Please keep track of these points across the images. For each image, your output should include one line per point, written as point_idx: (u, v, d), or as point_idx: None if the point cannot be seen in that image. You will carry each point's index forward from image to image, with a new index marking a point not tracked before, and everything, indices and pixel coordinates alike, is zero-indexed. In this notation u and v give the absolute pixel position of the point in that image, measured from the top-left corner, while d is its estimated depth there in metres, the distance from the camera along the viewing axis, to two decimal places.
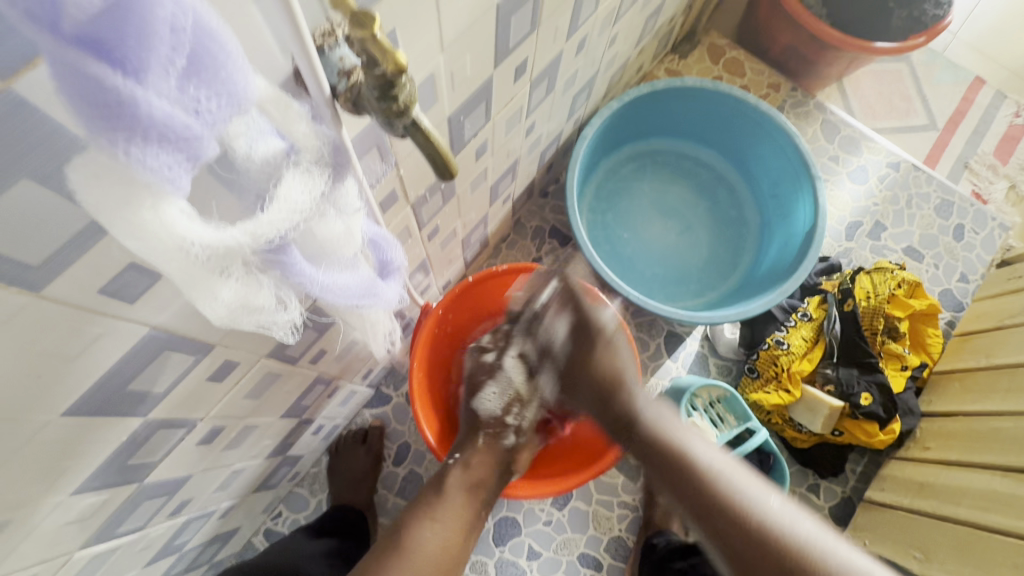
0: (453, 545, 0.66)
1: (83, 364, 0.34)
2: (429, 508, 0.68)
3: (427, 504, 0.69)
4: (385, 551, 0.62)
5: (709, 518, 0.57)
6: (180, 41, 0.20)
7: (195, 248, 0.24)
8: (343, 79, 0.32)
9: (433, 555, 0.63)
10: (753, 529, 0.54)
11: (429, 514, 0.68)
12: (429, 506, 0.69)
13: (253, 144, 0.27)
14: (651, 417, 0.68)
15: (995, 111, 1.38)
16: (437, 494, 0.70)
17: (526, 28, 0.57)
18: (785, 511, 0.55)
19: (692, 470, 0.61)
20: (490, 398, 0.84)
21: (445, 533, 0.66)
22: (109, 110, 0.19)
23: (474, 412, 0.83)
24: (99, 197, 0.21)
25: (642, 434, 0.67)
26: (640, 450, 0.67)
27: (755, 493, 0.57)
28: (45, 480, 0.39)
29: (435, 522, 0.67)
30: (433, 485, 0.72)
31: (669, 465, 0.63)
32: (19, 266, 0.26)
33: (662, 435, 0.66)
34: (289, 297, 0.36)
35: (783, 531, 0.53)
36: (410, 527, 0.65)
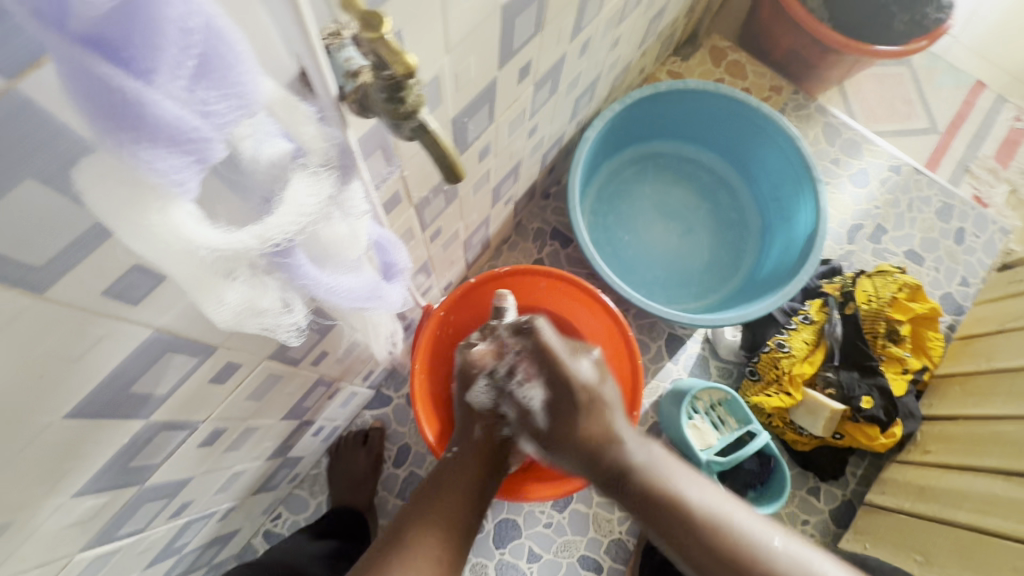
0: (452, 552, 0.58)
1: (86, 366, 0.34)
2: (413, 529, 0.59)
3: (412, 522, 0.59)
4: (374, 565, 0.56)
5: (710, 567, 0.56)
6: (190, 42, 0.19)
7: (201, 251, 0.24)
8: (351, 80, 0.32)
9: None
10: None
11: (420, 528, 0.59)
12: (425, 510, 0.61)
13: (258, 145, 0.27)
14: (640, 460, 0.62)
15: (996, 115, 1.38)
16: (428, 505, 0.62)
17: (530, 30, 0.57)
18: (778, 546, 0.55)
19: (686, 520, 0.57)
20: (482, 391, 0.75)
21: (443, 535, 0.59)
22: (116, 111, 0.18)
23: (467, 407, 0.76)
24: (108, 199, 0.21)
25: (632, 485, 0.61)
26: (632, 502, 0.61)
27: (750, 531, 0.56)
28: (47, 482, 0.39)
29: (435, 527, 0.60)
30: (420, 498, 0.63)
31: (663, 517, 0.59)
32: (23, 267, 0.26)
33: (650, 481, 0.61)
34: (294, 299, 0.35)
35: (782, 569, 0.53)
36: (395, 554, 0.56)
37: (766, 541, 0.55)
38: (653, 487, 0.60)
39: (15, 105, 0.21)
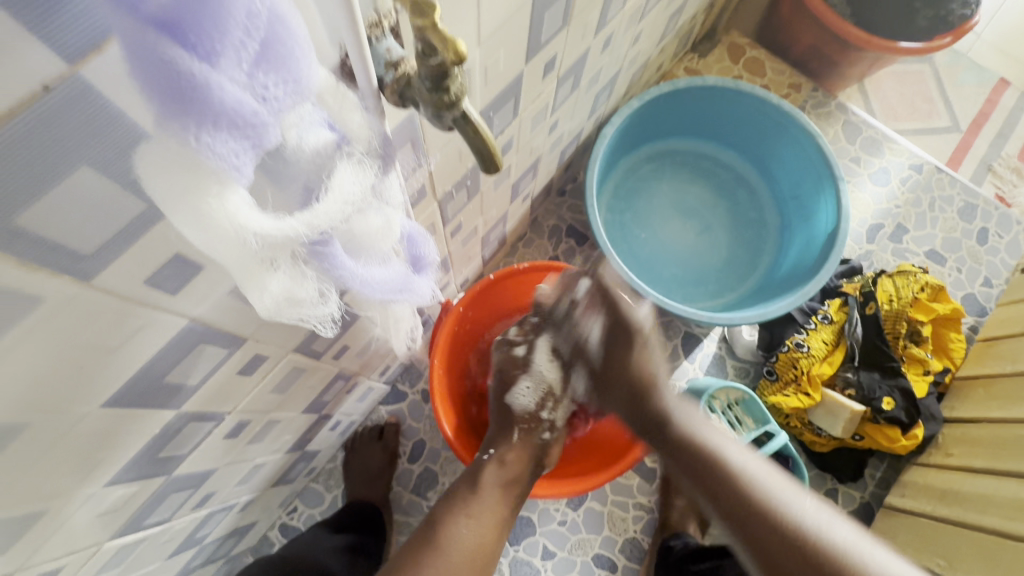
0: (487, 544, 0.65)
1: (124, 356, 0.34)
2: (464, 505, 0.67)
3: (458, 500, 0.67)
4: (420, 546, 0.62)
5: (736, 517, 0.57)
6: (255, 25, 0.19)
7: (253, 238, 0.24)
8: (390, 70, 0.32)
9: (468, 551, 0.63)
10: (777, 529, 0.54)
11: (464, 510, 0.66)
12: (462, 503, 0.67)
13: (304, 135, 0.27)
14: (681, 417, 0.68)
15: (1020, 113, 1.36)
16: (473, 489, 0.69)
17: (558, 23, 0.57)
18: (807, 508, 0.55)
19: (719, 469, 0.61)
20: (524, 392, 0.81)
21: (480, 529, 0.65)
22: (183, 94, 0.18)
23: (508, 409, 0.81)
24: (166, 184, 0.21)
25: (670, 432, 0.67)
26: (669, 451, 0.66)
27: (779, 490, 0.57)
28: (81, 470, 0.39)
29: (470, 518, 0.66)
30: (452, 496, 0.68)
31: (696, 462, 0.63)
32: (71, 255, 0.26)
33: (690, 431, 0.66)
34: (328, 290, 0.35)
35: (809, 530, 0.53)
36: (445, 521, 0.65)
37: (792, 501, 0.56)
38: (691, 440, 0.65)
39: (75, 90, 0.21)
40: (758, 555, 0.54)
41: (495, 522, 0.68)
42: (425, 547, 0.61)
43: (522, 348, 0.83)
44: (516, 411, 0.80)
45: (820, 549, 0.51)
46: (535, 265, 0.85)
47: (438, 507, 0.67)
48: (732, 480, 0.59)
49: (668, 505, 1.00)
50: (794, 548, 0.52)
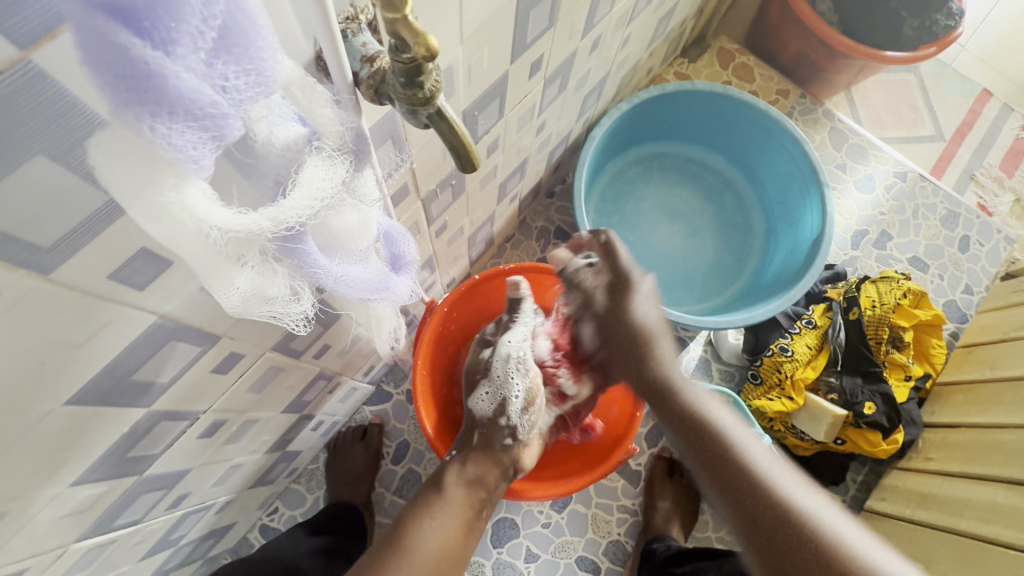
0: (451, 547, 0.63)
1: (90, 352, 0.33)
2: (428, 507, 0.65)
3: (425, 502, 0.66)
4: (388, 547, 0.60)
5: (744, 507, 0.55)
6: (212, 13, 0.19)
7: (215, 232, 0.24)
8: (366, 65, 0.31)
9: (435, 547, 0.61)
10: (786, 517, 0.52)
11: (429, 512, 0.65)
12: (429, 503, 0.66)
13: (273, 128, 0.27)
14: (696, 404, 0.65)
15: (1002, 123, 1.38)
16: (437, 492, 0.68)
17: (543, 24, 0.57)
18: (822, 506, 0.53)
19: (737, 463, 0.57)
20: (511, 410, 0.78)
21: (445, 530, 0.64)
22: (135, 83, 0.18)
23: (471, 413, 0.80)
24: (120, 174, 0.20)
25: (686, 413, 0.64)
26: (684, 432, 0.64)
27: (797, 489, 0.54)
28: (44, 471, 0.38)
29: (435, 520, 0.64)
30: (420, 500, 0.67)
31: (713, 452, 0.60)
32: (29, 247, 0.25)
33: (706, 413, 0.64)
34: (302, 288, 0.35)
35: (810, 517, 0.51)
36: (412, 524, 0.63)
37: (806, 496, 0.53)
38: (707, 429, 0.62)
39: (27, 77, 0.20)
40: (749, 527, 0.54)
41: (461, 517, 0.67)
42: (394, 547, 0.59)
43: (486, 352, 0.82)
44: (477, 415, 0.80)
45: (811, 530, 0.50)
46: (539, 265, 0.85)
47: (407, 512, 0.65)
48: (736, 459, 0.58)
49: (652, 508, 1.00)
50: (791, 533, 0.51)
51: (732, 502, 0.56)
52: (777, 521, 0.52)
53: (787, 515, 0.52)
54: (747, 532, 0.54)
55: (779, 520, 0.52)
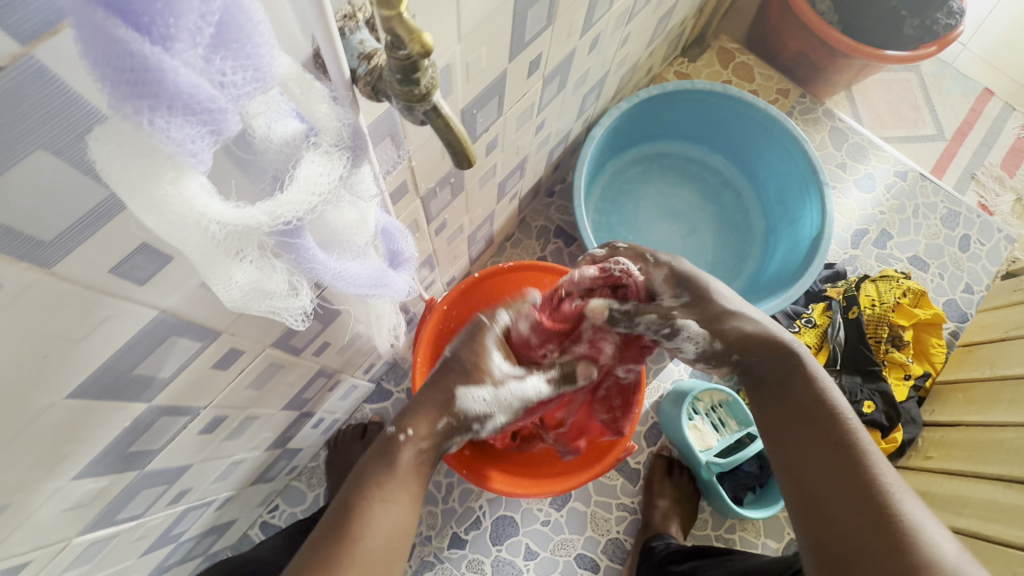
0: (405, 527, 0.53)
1: (91, 347, 0.33)
2: (374, 481, 0.54)
3: (367, 473, 0.54)
4: (332, 532, 0.50)
5: (818, 481, 0.51)
6: (210, 9, 0.19)
7: (213, 225, 0.24)
8: (363, 62, 0.31)
9: (388, 530, 0.51)
10: (867, 500, 0.47)
11: (376, 488, 0.53)
12: (377, 480, 0.54)
13: (271, 124, 0.27)
14: (809, 375, 0.57)
15: (1003, 122, 1.38)
16: (384, 461, 0.55)
17: (541, 23, 0.57)
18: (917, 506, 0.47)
19: (832, 439, 0.52)
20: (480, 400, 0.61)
21: (397, 512, 0.53)
22: (136, 77, 0.18)
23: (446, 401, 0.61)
24: (119, 168, 0.21)
25: (790, 380, 0.58)
26: (781, 397, 0.58)
27: (895, 481, 0.49)
28: (46, 463, 0.38)
29: (386, 501, 0.53)
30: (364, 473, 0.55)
31: (808, 423, 0.54)
32: (32, 242, 0.25)
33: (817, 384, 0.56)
34: (300, 284, 0.35)
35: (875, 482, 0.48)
36: (358, 505, 0.51)
37: (902, 492, 0.48)
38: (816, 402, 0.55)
39: (29, 71, 0.21)
40: (802, 473, 0.53)
41: (415, 493, 0.55)
42: (344, 539, 0.49)
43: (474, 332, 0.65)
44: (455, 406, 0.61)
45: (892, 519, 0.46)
46: (541, 264, 0.86)
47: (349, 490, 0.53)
48: (814, 407, 0.55)
49: (650, 505, 1.00)
50: (845, 486, 0.49)
51: (806, 478, 0.52)
52: (853, 502, 0.48)
53: (867, 500, 0.48)
54: (808, 505, 0.51)
55: (858, 506, 0.48)
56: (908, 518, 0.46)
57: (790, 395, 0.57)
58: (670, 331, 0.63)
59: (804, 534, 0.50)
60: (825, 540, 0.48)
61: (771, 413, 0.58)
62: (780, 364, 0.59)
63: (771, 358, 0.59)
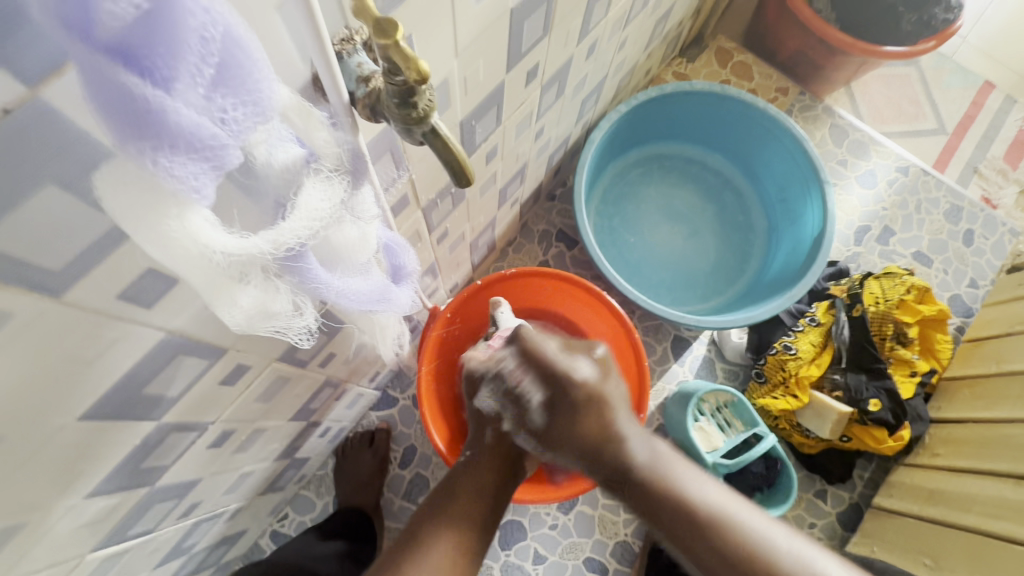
0: None
1: (101, 369, 0.34)
2: (445, 506, 0.70)
3: (441, 501, 0.71)
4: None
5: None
6: (210, 50, 0.20)
7: (218, 255, 0.25)
8: (361, 85, 0.32)
9: None
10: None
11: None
12: None
13: (273, 150, 0.27)
14: (647, 461, 0.53)
15: (1005, 115, 1.38)
16: (452, 491, 0.73)
17: (538, 33, 0.57)
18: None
19: (681, 508, 0.50)
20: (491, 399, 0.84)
21: None
22: (139, 119, 0.19)
23: (479, 413, 0.84)
24: (126, 204, 0.21)
25: (655, 493, 0.52)
26: (640, 505, 0.52)
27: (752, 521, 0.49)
28: (61, 483, 0.39)
29: None
30: None
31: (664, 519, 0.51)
32: (42, 271, 0.26)
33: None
34: (304, 304, 0.36)
35: (754, 545, 0.48)
36: None
37: (756, 522, 0.49)
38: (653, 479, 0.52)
39: (38, 111, 0.21)
40: None
41: (474, 517, 0.71)
42: None
43: None
44: (487, 414, 0.84)
45: None
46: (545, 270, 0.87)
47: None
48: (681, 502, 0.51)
49: None
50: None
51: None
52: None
53: (748, 567, 0.47)
54: None
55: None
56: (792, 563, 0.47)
57: (648, 500, 0.52)
58: None
59: None
60: None
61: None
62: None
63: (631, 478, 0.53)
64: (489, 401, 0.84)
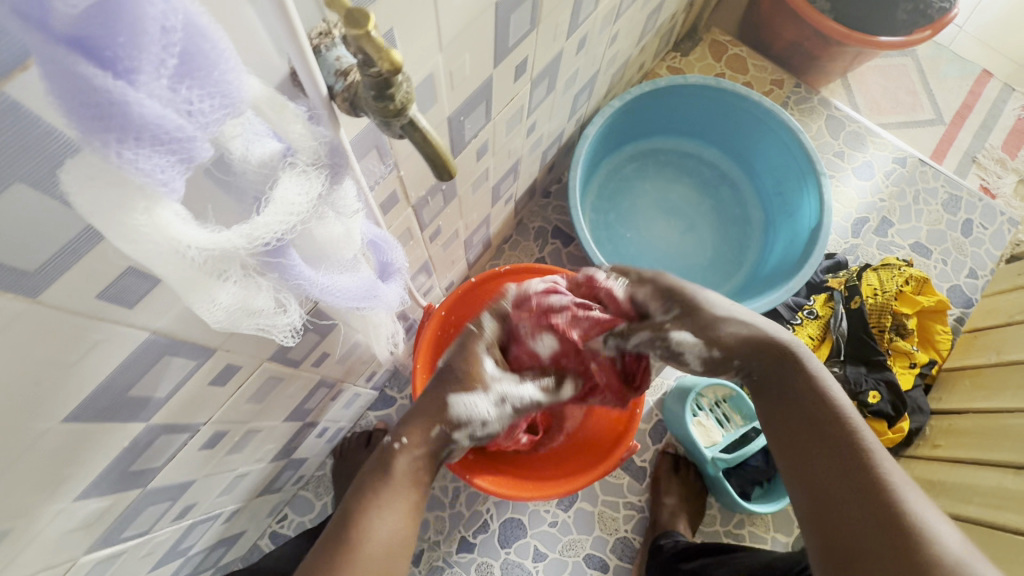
0: (406, 536, 0.54)
1: (84, 371, 0.34)
2: (371, 491, 0.55)
3: (369, 486, 0.56)
4: (333, 547, 0.51)
5: (808, 459, 0.53)
6: (171, 41, 0.19)
7: (192, 250, 0.24)
8: (340, 79, 0.32)
9: (386, 544, 0.52)
10: (886, 522, 0.46)
11: (374, 500, 0.54)
12: (371, 490, 0.55)
13: (249, 145, 0.28)
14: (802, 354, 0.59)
15: (1003, 104, 1.37)
16: (381, 476, 0.56)
17: (525, 27, 0.57)
18: (923, 500, 0.47)
19: (822, 415, 0.54)
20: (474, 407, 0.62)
21: (394, 520, 0.54)
22: (99, 110, 0.19)
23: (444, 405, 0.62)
24: (92, 199, 0.21)
25: (790, 377, 0.57)
26: (771, 377, 0.59)
27: (901, 479, 0.49)
28: (49, 486, 0.39)
29: (382, 509, 0.54)
30: (362, 487, 0.56)
31: (798, 421, 0.55)
32: (14, 272, 0.26)
33: (814, 374, 0.57)
34: (287, 300, 0.35)
35: (900, 503, 0.47)
36: (356, 516, 0.53)
37: (907, 484, 0.49)
38: (796, 366, 0.58)
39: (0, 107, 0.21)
40: (820, 501, 0.50)
41: (412, 502, 0.57)
42: (341, 548, 0.50)
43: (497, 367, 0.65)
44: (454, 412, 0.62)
45: (909, 530, 0.46)
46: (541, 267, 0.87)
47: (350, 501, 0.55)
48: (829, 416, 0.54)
49: (658, 504, 1.00)
50: (874, 516, 0.47)
51: (827, 496, 0.50)
52: (854, 491, 0.49)
53: (877, 507, 0.47)
54: (819, 513, 0.50)
55: (880, 520, 0.47)
56: (917, 517, 0.46)
57: (778, 377, 0.58)
58: (661, 342, 0.62)
59: (815, 524, 0.50)
60: (843, 535, 0.48)
61: (771, 411, 0.58)
62: (777, 375, 0.58)
63: (774, 355, 0.59)
64: (462, 411, 0.61)
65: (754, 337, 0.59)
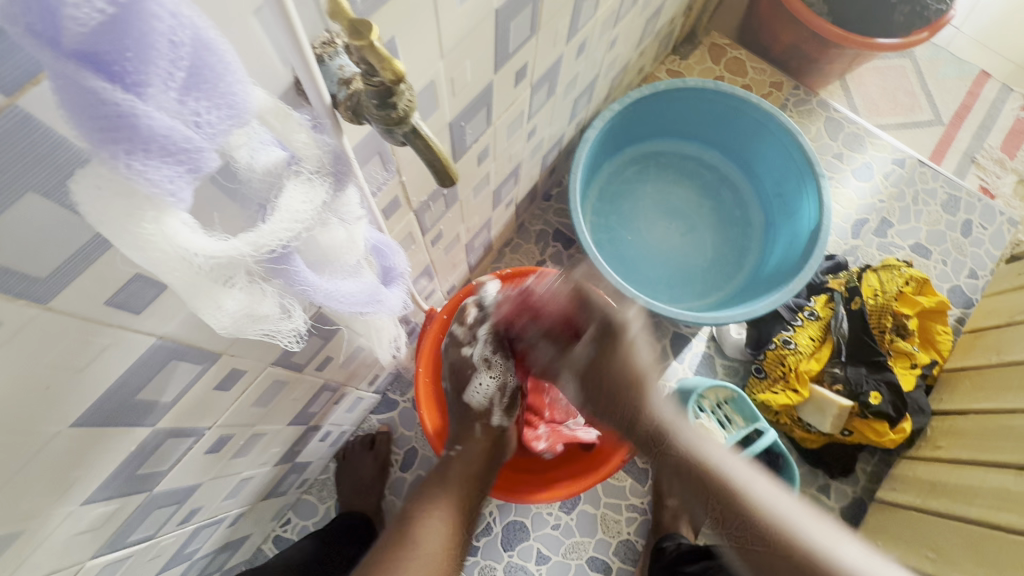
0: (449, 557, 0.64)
1: (93, 375, 0.34)
2: (414, 526, 0.65)
3: (413, 523, 0.66)
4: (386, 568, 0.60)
5: (744, 536, 0.62)
6: (179, 55, 0.20)
7: (199, 258, 0.25)
8: (343, 87, 0.32)
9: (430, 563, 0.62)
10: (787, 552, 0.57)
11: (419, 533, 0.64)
12: (417, 525, 0.65)
13: (254, 154, 0.28)
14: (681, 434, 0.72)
15: (1002, 104, 1.37)
16: (422, 514, 0.66)
17: (525, 33, 0.57)
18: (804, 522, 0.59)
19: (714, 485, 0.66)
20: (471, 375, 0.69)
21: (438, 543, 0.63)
22: (109, 123, 0.19)
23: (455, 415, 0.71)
24: (101, 210, 0.21)
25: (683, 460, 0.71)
26: (675, 467, 0.71)
27: (782, 509, 0.61)
28: (57, 490, 0.39)
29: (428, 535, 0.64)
30: (407, 523, 0.66)
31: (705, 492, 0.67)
32: (26, 279, 0.26)
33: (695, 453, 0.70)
34: (292, 306, 0.36)
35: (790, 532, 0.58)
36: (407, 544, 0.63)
37: (788, 510, 0.60)
38: (677, 440, 0.72)
39: (15, 119, 0.21)
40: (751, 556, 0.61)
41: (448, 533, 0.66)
42: (394, 568, 0.60)
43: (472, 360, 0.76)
44: None
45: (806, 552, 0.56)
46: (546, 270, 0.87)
47: (395, 533, 0.65)
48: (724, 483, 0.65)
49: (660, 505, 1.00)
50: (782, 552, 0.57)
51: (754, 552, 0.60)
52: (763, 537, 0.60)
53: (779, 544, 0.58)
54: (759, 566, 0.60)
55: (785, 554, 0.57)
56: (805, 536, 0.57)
57: (677, 463, 0.71)
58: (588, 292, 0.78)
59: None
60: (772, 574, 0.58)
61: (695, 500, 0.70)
62: (677, 465, 0.71)
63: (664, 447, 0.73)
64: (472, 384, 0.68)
65: (639, 401, 0.77)
